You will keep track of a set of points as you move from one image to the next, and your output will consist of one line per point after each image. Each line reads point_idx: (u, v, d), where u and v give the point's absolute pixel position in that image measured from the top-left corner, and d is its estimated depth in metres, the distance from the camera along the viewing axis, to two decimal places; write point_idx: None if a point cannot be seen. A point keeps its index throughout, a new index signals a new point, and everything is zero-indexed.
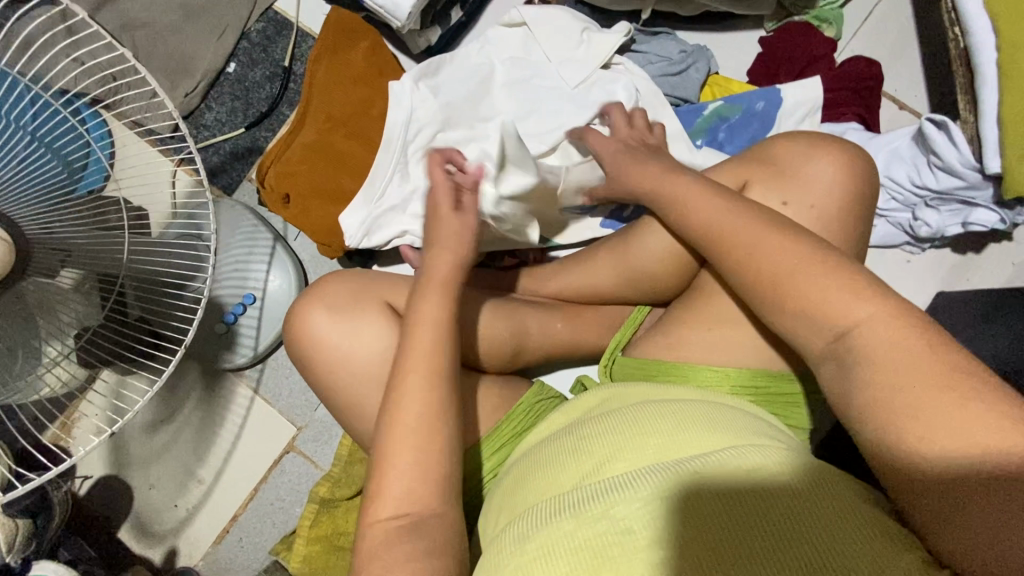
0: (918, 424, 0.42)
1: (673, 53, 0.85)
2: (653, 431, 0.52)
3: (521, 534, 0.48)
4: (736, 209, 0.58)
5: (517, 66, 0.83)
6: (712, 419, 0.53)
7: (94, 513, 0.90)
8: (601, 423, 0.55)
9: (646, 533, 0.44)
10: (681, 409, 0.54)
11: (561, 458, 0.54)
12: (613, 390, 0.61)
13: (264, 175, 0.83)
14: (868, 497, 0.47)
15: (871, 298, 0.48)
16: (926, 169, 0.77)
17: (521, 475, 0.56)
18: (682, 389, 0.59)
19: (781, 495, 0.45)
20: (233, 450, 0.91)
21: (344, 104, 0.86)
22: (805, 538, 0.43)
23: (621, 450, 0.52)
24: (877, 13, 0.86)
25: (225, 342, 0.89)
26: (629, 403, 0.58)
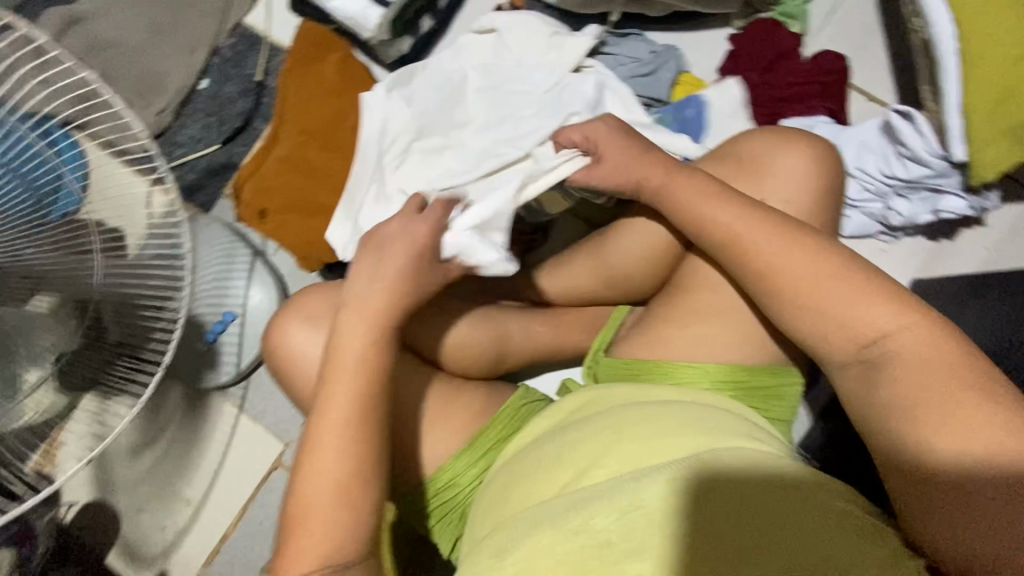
0: (939, 425, 0.46)
1: (643, 54, 0.85)
2: (632, 439, 0.52)
3: (504, 546, 0.48)
4: (759, 216, 0.58)
5: (488, 71, 0.83)
6: (690, 423, 0.53)
7: (81, 539, 0.89)
8: (582, 430, 0.55)
9: (626, 545, 0.44)
10: (659, 415, 0.54)
11: (542, 469, 0.54)
12: (593, 395, 0.61)
13: (241, 189, 0.84)
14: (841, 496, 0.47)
15: (895, 307, 0.51)
16: (895, 159, 0.78)
17: (505, 484, 0.56)
18: (661, 391, 0.60)
19: (756, 490, 0.46)
20: (220, 469, 0.90)
21: (317, 115, 0.85)
22: (783, 540, 0.43)
23: (601, 460, 0.52)
24: (841, 8, 0.88)
25: (207, 361, 0.88)
26: (612, 406, 0.58)
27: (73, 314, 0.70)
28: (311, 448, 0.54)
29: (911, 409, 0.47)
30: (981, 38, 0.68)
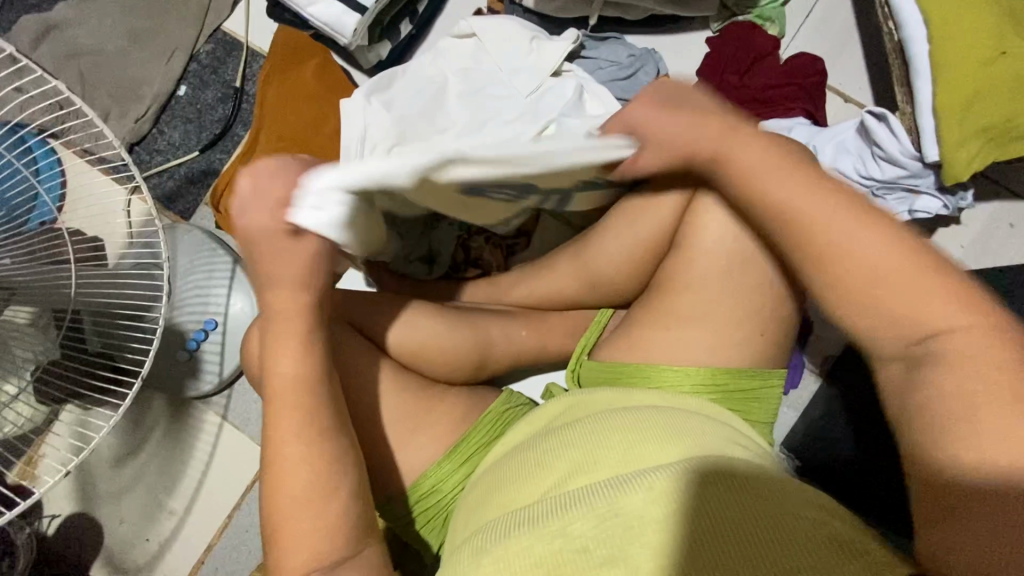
0: (976, 436, 0.41)
1: (622, 58, 0.86)
2: (611, 446, 0.52)
3: (481, 550, 0.48)
4: (820, 191, 0.52)
5: (468, 76, 0.82)
6: (669, 429, 0.54)
7: (64, 552, 0.88)
8: (563, 437, 0.55)
9: (601, 551, 0.44)
10: (638, 421, 0.55)
11: (521, 476, 0.54)
12: (574, 400, 0.61)
13: (218, 200, 0.84)
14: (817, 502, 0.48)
15: (957, 303, 0.45)
16: (871, 160, 0.79)
17: (487, 490, 0.56)
18: (642, 396, 0.60)
19: (731, 494, 0.46)
20: (204, 479, 0.90)
21: (298, 122, 0.85)
22: (757, 547, 0.43)
23: (579, 466, 0.52)
24: (818, 10, 0.88)
25: (188, 370, 0.87)
26: (594, 412, 0.58)
27: (49, 326, 0.69)
28: (289, 459, 0.53)
29: (942, 405, 0.43)
30: (951, 41, 0.69)
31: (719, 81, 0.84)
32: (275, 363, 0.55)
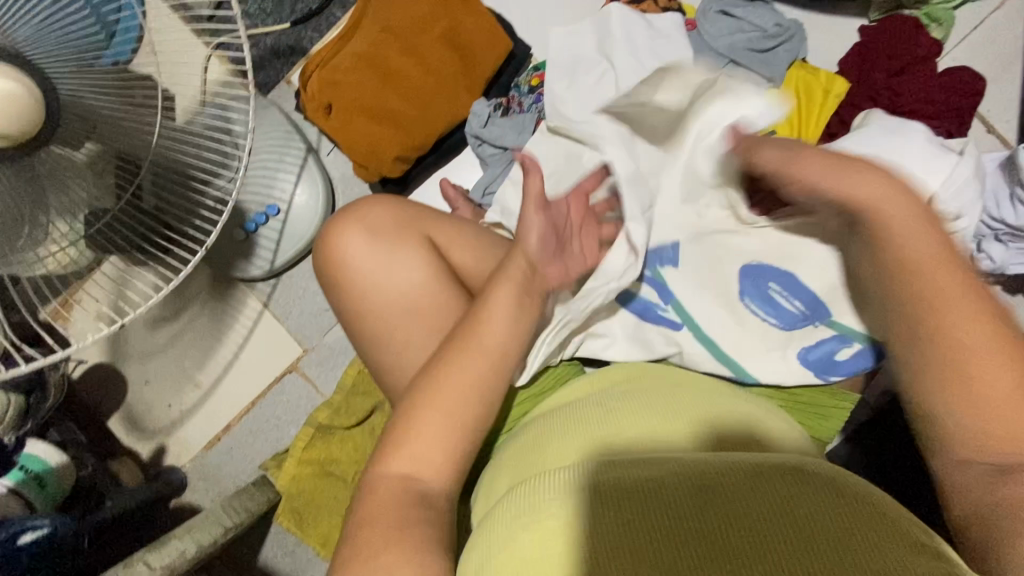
0: None
1: (768, 25, 0.77)
2: (620, 419, 0.55)
3: (558, 485, 0.47)
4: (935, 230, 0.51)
5: (625, 74, 0.75)
6: (693, 422, 0.54)
7: (85, 398, 0.89)
8: (590, 405, 0.58)
9: (565, 512, 0.44)
10: (665, 404, 0.56)
11: (553, 436, 0.56)
12: (639, 369, 0.63)
13: (307, 80, 0.77)
14: (832, 505, 0.42)
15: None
16: (1007, 201, 0.70)
17: (555, 432, 0.56)
18: (690, 378, 0.61)
19: (698, 483, 0.45)
20: (235, 359, 0.89)
21: (404, 15, 0.77)
22: (724, 532, 0.41)
23: (586, 438, 0.54)
24: (990, 24, 0.80)
25: (242, 250, 0.85)
26: (668, 393, 0.58)
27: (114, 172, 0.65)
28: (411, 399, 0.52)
29: None
30: None
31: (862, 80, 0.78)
32: None
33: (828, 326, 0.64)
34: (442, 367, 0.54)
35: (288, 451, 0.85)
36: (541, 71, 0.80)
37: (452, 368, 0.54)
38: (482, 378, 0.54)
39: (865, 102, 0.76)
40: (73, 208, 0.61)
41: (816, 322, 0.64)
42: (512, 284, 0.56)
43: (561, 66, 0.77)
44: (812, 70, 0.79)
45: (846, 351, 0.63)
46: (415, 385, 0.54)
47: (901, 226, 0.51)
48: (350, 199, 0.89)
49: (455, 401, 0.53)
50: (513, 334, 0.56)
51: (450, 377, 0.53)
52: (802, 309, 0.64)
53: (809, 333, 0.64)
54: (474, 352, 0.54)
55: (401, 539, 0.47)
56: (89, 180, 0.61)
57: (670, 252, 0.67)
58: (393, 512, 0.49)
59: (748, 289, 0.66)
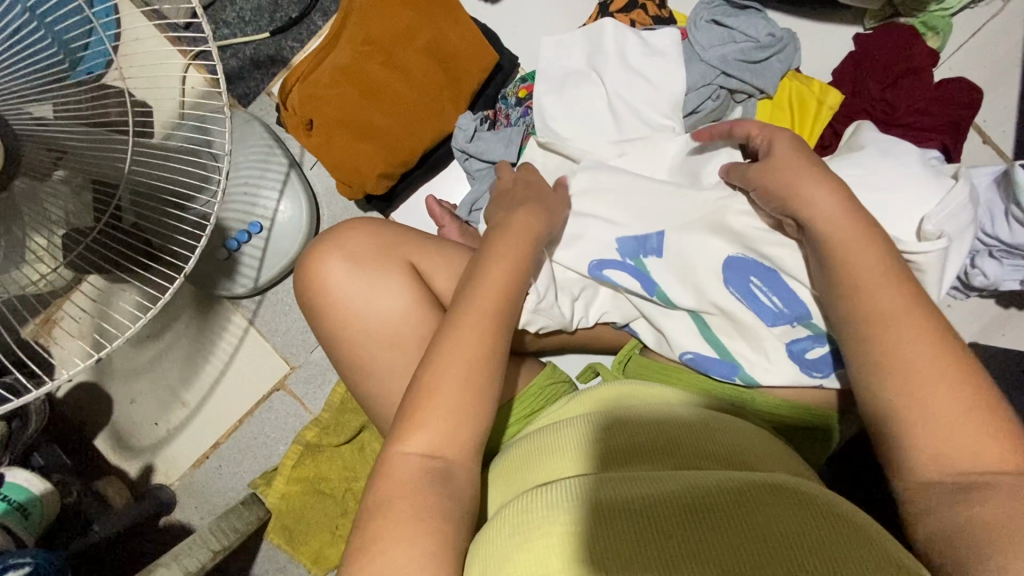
0: None
1: (761, 35, 0.75)
2: (611, 437, 0.56)
3: (553, 502, 0.48)
4: None
5: (615, 90, 0.73)
6: (680, 438, 0.55)
7: (71, 418, 0.88)
8: (578, 422, 0.58)
9: (564, 531, 0.46)
10: (653, 422, 0.57)
11: (543, 455, 0.57)
12: (626, 386, 0.63)
13: (287, 95, 0.75)
14: (813, 526, 0.44)
15: None
16: (1002, 219, 0.69)
17: (550, 443, 0.57)
18: (676, 394, 0.62)
19: (689, 499, 0.46)
20: (221, 377, 0.88)
21: (386, 27, 0.75)
22: (716, 547, 0.43)
23: (578, 457, 0.55)
24: (987, 32, 0.78)
25: (225, 268, 0.83)
26: (656, 410, 0.59)
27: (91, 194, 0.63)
28: (397, 435, 0.51)
29: None
30: None
31: (856, 92, 0.77)
32: (424, 371, 0.52)
33: (807, 327, 0.61)
34: (444, 350, 0.53)
35: (277, 470, 0.84)
36: (528, 82, 0.78)
37: (452, 348, 0.52)
38: (472, 349, 0.53)
39: (860, 114, 0.75)
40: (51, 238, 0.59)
41: (795, 321, 0.61)
42: (511, 234, 0.59)
43: (550, 80, 0.76)
44: (805, 80, 0.78)
45: (818, 351, 0.61)
46: (421, 379, 0.52)
47: (869, 259, 0.52)
48: (335, 213, 0.87)
49: (457, 382, 0.51)
50: (488, 284, 0.55)
51: (450, 353, 0.52)
52: (781, 307, 0.61)
53: (786, 333, 0.62)
54: (478, 317, 0.54)
55: (416, 535, 0.47)
56: (63, 205, 0.58)
57: (656, 239, 0.66)
58: (403, 511, 0.48)
59: (726, 277, 0.63)
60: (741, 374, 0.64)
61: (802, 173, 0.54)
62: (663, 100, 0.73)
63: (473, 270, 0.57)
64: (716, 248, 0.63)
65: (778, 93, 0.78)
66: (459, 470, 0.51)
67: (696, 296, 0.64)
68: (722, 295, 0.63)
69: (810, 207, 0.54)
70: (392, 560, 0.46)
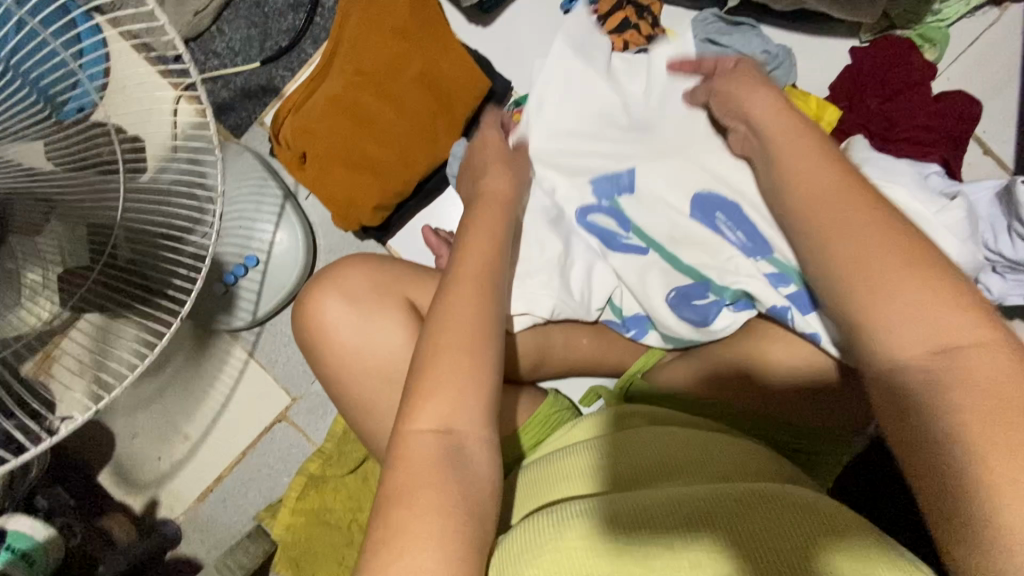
0: None
1: (756, 52, 0.74)
2: (621, 454, 0.56)
3: (569, 517, 0.47)
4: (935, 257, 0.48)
5: (611, 112, 0.73)
6: (690, 453, 0.55)
7: (73, 455, 0.87)
8: (588, 442, 0.58)
9: (581, 539, 0.45)
10: (662, 436, 0.57)
11: (555, 478, 0.56)
12: (631, 410, 0.63)
13: (279, 128, 0.74)
14: (829, 525, 0.43)
15: None
16: (1005, 233, 0.68)
17: (561, 466, 0.57)
18: (680, 420, 0.62)
19: (703, 502, 0.46)
20: (222, 410, 0.88)
21: (376, 57, 0.74)
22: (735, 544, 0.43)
23: (590, 476, 0.55)
24: (985, 41, 0.77)
25: (222, 303, 0.83)
26: (664, 429, 0.59)
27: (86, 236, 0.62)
28: None
29: None
30: None
31: (853, 106, 0.76)
32: None
33: (771, 262, 0.62)
34: (432, 340, 0.50)
35: (281, 502, 0.84)
36: (523, 106, 0.77)
37: (447, 328, 0.51)
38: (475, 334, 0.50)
39: (857, 130, 0.74)
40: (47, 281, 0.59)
41: (757, 257, 0.63)
42: (485, 229, 0.57)
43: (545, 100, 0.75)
44: (803, 95, 0.76)
45: (787, 289, 0.61)
46: (416, 364, 0.50)
47: None
48: (331, 242, 0.86)
49: (460, 357, 0.49)
50: None
51: (449, 330, 0.50)
52: (742, 242, 0.64)
53: (751, 270, 0.63)
54: (464, 297, 0.53)
55: (436, 528, 0.44)
56: (59, 245, 0.59)
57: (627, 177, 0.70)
58: (426, 496, 0.45)
59: (693, 216, 0.67)
60: (713, 290, 0.65)
61: (755, 93, 0.59)
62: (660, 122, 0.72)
63: (452, 255, 0.56)
64: (677, 192, 0.68)
65: None
66: (471, 446, 0.48)
67: (664, 233, 0.68)
68: (690, 234, 0.67)
69: (810, 232, 0.52)
70: (413, 556, 0.42)
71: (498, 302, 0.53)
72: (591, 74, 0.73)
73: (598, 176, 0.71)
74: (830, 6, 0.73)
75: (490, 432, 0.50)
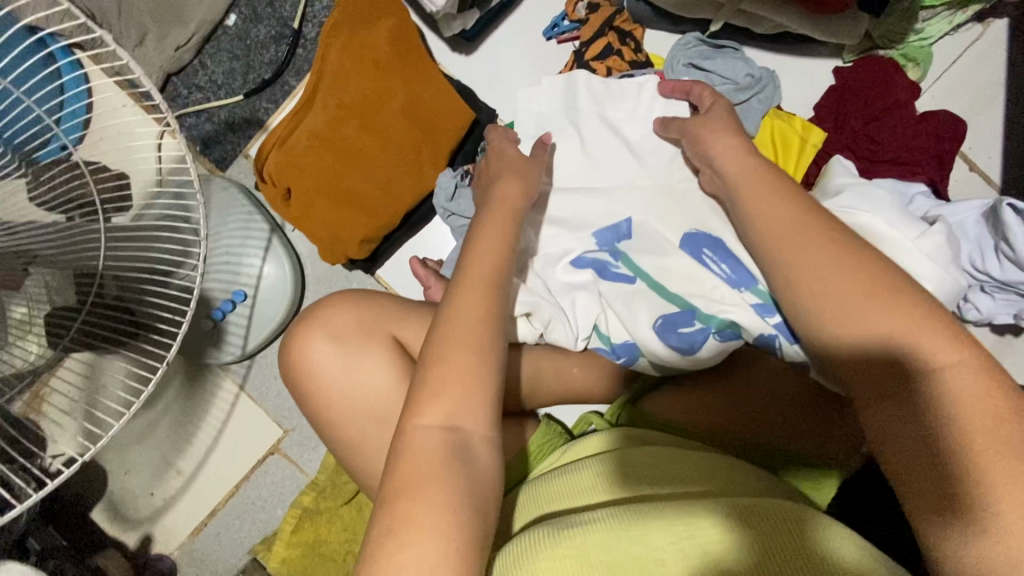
0: None
1: (739, 76, 0.74)
2: (631, 472, 0.58)
3: (580, 528, 0.50)
4: (917, 293, 0.48)
5: (596, 139, 0.73)
6: (694, 474, 0.57)
7: (66, 493, 0.87)
8: (597, 459, 0.60)
9: (589, 547, 0.48)
10: (669, 457, 0.60)
11: (564, 491, 0.58)
12: (636, 432, 0.65)
13: (263, 165, 0.74)
14: (826, 547, 0.46)
15: None
16: (993, 254, 0.68)
17: (571, 481, 0.59)
18: (683, 441, 0.64)
19: (714, 524, 0.49)
20: (215, 444, 0.87)
21: (358, 91, 0.74)
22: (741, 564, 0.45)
23: (601, 489, 0.57)
24: (967, 59, 0.77)
25: (211, 338, 0.82)
26: (667, 450, 0.61)
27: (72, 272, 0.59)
28: None
29: None
30: None
31: (839, 127, 0.76)
32: None
33: (755, 293, 0.61)
34: (444, 332, 0.50)
35: (275, 536, 0.84)
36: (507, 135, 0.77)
37: (458, 320, 0.51)
38: (484, 328, 0.51)
39: (842, 152, 0.74)
40: (31, 322, 0.56)
41: (742, 288, 0.62)
42: (492, 234, 0.57)
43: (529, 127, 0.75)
44: (787, 117, 0.76)
45: (772, 319, 0.60)
46: (422, 369, 0.49)
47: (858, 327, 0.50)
48: (319, 273, 0.86)
49: (470, 363, 0.49)
50: None
51: (461, 318, 0.51)
52: (728, 274, 0.63)
53: (736, 301, 0.62)
54: (472, 290, 0.52)
55: (441, 526, 0.43)
56: (46, 283, 0.57)
57: (626, 226, 0.69)
58: (431, 495, 0.44)
59: (682, 251, 0.66)
60: (700, 317, 0.64)
61: (733, 131, 0.60)
62: (643, 151, 0.72)
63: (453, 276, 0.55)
64: (666, 228, 0.67)
65: (760, 134, 0.76)
66: (478, 448, 0.48)
67: (655, 265, 0.66)
68: (677, 264, 0.65)
69: (790, 267, 0.52)
70: (417, 552, 0.42)
71: (503, 314, 0.53)
72: (575, 105, 0.74)
73: (596, 226, 0.69)
74: (810, 28, 0.73)
75: (495, 433, 0.50)
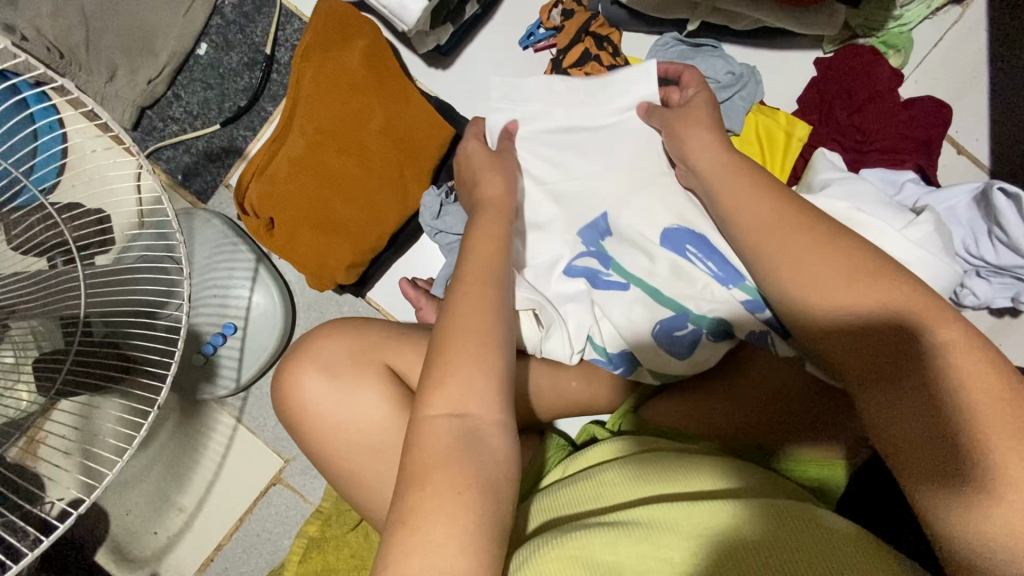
0: None
1: (720, 75, 0.74)
2: (646, 479, 0.57)
3: (590, 532, 0.49)
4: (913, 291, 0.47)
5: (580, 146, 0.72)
6: (710, 479, 0.56)
7: (68, 538, 0.86)
8: (611, 469, 0.59)
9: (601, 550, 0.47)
10: (683, 462, 0.58)
11: (578, 501, 0.57)
12: (647, 441, 0.64)
13: (243, 197, 0.72)
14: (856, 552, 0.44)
15: None
16: (986, 239, 0.67)
17: (584, 490, 0.58)
18: (694, 447, 0.63)
19: (736, 525, 0.47)
20: (216, 478, 0.86)
21: (335, 115, 0.73)
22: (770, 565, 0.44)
23: (619, 496, 0.56)
24: (947, 42, 0.77)
25: (203, 373, 0.81)
26: (680, 456, 0.60)
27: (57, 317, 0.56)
28: None
29: None
30: None
31: (824, 118, 0.75)
32: None
33: (742, 290, 0.61)
34: (452, 327, 0.49)
35: (282, 567, 0.82)
36: None
37: (472, 307, 0.50)
38: (488, 316, 0.50)
39: (828, 143, 0.74)
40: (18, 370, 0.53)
41: (729, 285, 0.62)
42: (489, 244, 0.56)
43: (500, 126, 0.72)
44: (770, 112, 0.75)
45: (761, 315, 0.61)
46: (427, 377, 0.48)
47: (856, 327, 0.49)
48: (310, 299, 0.85)
49: (476, 368, 0.48)
50: None
51: (473, 312, 0.50)
52: (715, 272, 0.62)
53: (724, 300, 0.62)
54: (476, 286, 0.52)
55: (458, 520, 0.42)
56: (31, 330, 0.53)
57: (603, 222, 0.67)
58: (445, 482, 0.43)
59: (663, 249, 0.64)
60: (692, 318, 0.63)
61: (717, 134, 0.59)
62: None
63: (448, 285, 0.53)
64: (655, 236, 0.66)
65: (746, 131, 0.75)
66: (489, 441, 0.46)
67: (641, 269, 0.65)
68: (664, 267, 0.64)
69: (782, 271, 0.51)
70: (429, 535, 0.41)
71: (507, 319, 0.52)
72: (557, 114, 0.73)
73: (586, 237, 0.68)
74: (787, 22, 0.72)
75: (511, 418, 0.48)
